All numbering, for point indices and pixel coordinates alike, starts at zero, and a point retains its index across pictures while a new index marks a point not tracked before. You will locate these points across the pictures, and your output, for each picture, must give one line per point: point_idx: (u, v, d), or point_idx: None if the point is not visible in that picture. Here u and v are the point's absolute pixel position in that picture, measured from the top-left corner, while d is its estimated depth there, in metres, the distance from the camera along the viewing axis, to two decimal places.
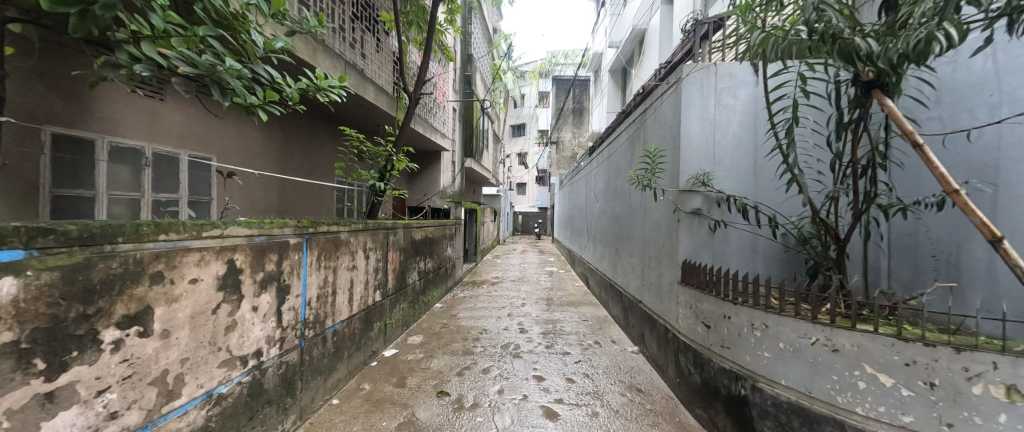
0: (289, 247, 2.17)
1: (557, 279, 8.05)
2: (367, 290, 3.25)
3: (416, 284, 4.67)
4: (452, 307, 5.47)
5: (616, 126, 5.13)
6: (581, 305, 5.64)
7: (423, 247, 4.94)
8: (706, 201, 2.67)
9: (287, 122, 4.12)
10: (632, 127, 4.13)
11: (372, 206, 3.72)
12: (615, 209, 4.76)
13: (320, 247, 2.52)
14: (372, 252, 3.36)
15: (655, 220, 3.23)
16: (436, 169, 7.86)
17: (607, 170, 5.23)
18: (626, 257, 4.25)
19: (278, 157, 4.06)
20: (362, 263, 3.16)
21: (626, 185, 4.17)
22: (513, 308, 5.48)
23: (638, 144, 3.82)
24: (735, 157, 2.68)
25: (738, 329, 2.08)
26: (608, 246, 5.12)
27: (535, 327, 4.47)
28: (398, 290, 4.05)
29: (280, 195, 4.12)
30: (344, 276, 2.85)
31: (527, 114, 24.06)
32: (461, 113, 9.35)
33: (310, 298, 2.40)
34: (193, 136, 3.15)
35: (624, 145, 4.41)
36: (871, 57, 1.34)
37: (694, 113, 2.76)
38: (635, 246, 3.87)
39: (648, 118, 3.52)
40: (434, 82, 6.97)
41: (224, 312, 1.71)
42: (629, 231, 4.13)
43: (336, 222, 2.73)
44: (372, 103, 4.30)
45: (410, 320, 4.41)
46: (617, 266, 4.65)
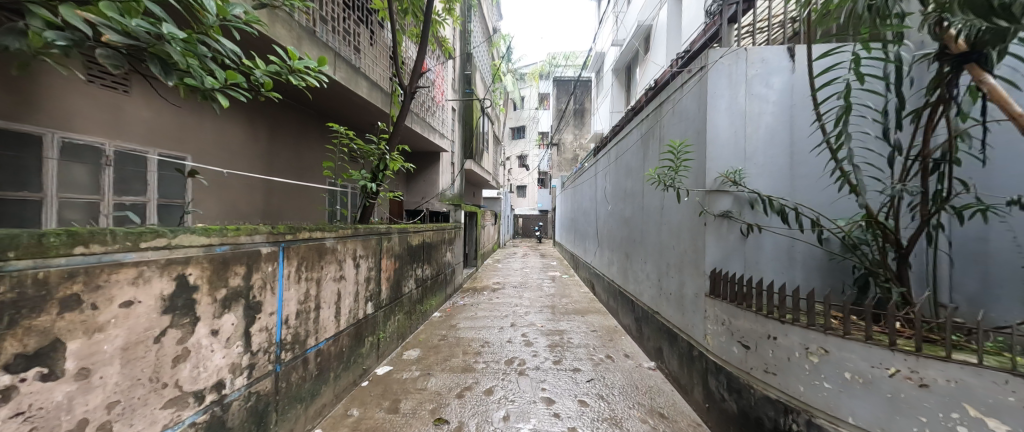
0: (260, 258, 1.87)
1: (561, 284, 7.73)
2: (357, 302, 2.94)
3: (413, 293, 4.36)
4: (451, 316, 5.15)
5: (625, 123, 4.84)
6: (588, 313, 5.32)
7: (420, 253, 4.63)
8: (736, 202, 2.37)
9: (272, 119, 3.83)
10: (645, 124, 3.84)
11: (364, 210, 3.41)
12: (625, 212, 4.45)
13: (302, 256, 2.22)
14: (364, 260, 3.05)
15: (675, 224, 2.92)
16: (435, 171, 7.58)
17: (615, 171, 4.93)
18: (639, 264, 3.94)
19: (264, 158, 3.79)
20: (352, 272, 2.85)
21: (639, 185, 3.87)
22: (516, 317, 5.15)
23: (653, 141, 3.52)
24: (769, 153, 2.38)
25: (786, 352, 1.76)
26: (618, 252, 4.81)
27: (541, 339, 4.15)
28: (393, 300, 3.74)
29: (265, 198, 3.83)
30: (330, 289, 2.54)
31: (527, 116, 23.82)
32: (461, 113, 9.08)
33: (287, 315, 2.08)
34: (164, 133, 2.85)
35: (635, 144, 4.11)
36: (1011, 7, 1.05)
37: (721, 104, 2.46)
38: (650, 252, 3.55)
39: (665, 113, 3.22)
40: (433, 79, 6.69)
41: (171, 340, 1.41)
42: (642, 236, 3.81)
43: (320, 228, 2.43)
44: (366, 100, 4.01)
45: (406, 332, 4.10)
46: (629, 275, 4.33)
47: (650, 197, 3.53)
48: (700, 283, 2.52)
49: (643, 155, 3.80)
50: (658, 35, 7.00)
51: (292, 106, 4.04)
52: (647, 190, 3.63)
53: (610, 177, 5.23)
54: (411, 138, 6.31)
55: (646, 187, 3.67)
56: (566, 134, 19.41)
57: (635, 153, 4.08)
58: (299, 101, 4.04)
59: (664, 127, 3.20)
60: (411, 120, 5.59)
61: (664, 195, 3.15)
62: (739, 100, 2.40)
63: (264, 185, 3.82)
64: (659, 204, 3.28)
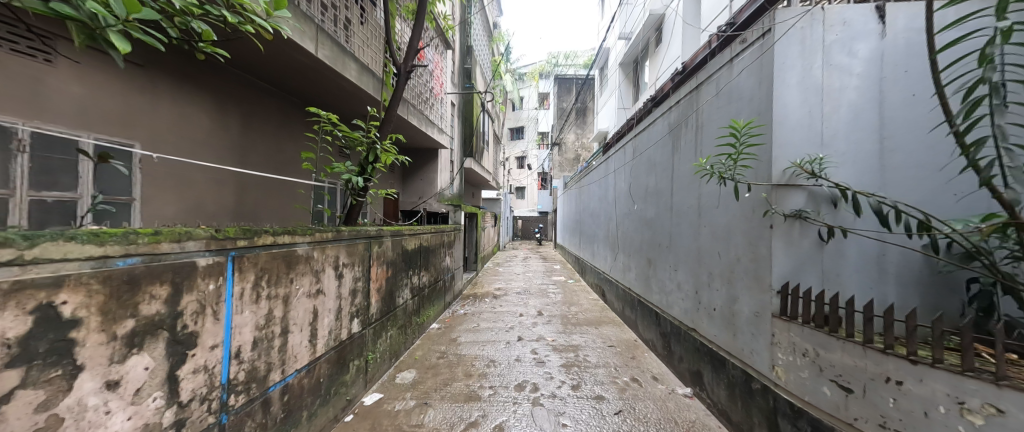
0: (195, 273, 1.36)
1: (568, 291, 7.23)
2: (339, 321, 2.43)
3: (408, 304, 3.86)
4: (451, 329, 4.64)
5: (645, 114, 4.39)
6: (601, 324, 4.82)
7: (416, 259, 4.13)
8: (812, 199, 1.89)
9: (244, 105, 3.34)
10: (673, 112, 3.37)
11: (350, 209, 2.91)
12: (647, 213, 3.97)
13: (262, 267, 1.71)
14: (348, 270, 2.55)
15: (722, 226, 2.44)
16: (433, 169, 7.07)
17: (632, 168, 4.47)
18: (666, 273, 3.45)
19: (236, 149, 3.30)
20: (333, 285, 2.35)
21: (668, 181, 3.40)
22: (523, 328, 4.64)
23: (685, 130, 3.07)
24: (852, 139, 1.89)
25: (923, 405, 1.27)
26: (638, 258, 4.31)
27: (553, 357, 3.65)
28: (385, 314, 3.23)
29: (239, 196, 3.32)
30: (303, 307, 2.03)
31: (526, 116, 23.37)
32: (460, 108, 8.60)
33: (240, 347, 1.58)
34: (104, 115, 2.35)
35: (660, 136, 3.65)
36: None
37: (789, 77, 1.99)
38: (684, 259, 3.06)
39: (704, 97, 2.76)
40: (431, 69, 6.20)
41: (23, 409, 0.90)
42: (672, 241, 3.33)
43: (291, 232, 1.92)
44: (355, 85, 3.54)
45: (400, 350, 3.57)
46: (652, 284, 3.83)
47: (684, 195, 3.06)
48: (761, 300, 2.03)
49: (672, 148, 3.33)
50: (670, 24, 6.56)
51: (269, 90, 3.56)
52: (680, 186, 3.15)
53: (626, 175, 4.76)
54: (407, 132, 5.83)
55: (677, 183, 3.20)
56: (567, 134, 18.96)
57: (660, 147, 3.62)
58: (278, 85, 3.56)
59: (703, 113, 2.74)
60: (406, 111, 5.09)
61: (704, 192, 2.68)
62: (813, 72, 1.93)
63: (235, 180, 3.31)
64: (698, 203, 2.81)
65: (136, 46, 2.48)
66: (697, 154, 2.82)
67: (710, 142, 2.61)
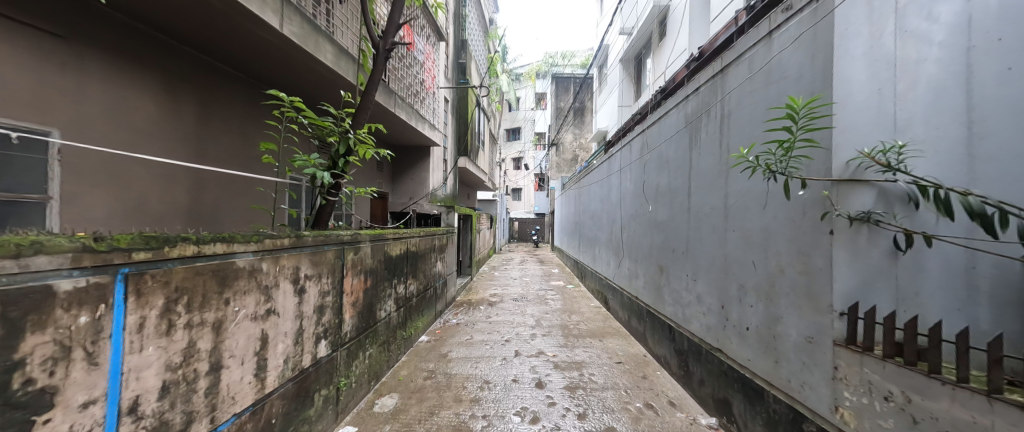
0: (52, 301, 0.94)
1: (568, 297, 6.82)
2: (300, 345, 2.01)
3: (392, 317, 3.43)
4: (441, 342, 4.22)
5: (656, 107, 4.03)
6: (606, 336, 4.41)
7: (402, 266, 3.71)
8: (885, 199, 1.45)
9: (201, 90, 2.92)
10: (689, 103, 3.03)
11: (319, 211, 2.48)
12: (658, 216, 3.60)
13: (176, 287, 1.28)
14: (312, 283, 2.12)
15: (759, 231, 2.06)
16: (425, 168, 6.65)
17: (641, 166, 4.09)
18: (682, 283, 3.07)
19: (192, 140, 2.87)
20: (291, 302, 1.92)
21: (686, 180, 3.01)
22: (521, 341, 4.23)
23: (707, 121, 2.69)
24: (933, 125, 1.37)
25: None
26: (647, 265, 3.92)
27: (555, 377, 3.24)
28: (363, 331, 2.81)
29: (193, 196, 2.89)
30: (244, 335, 1.60)
31: (523, 117, 23.01)
32: (453, 104, 8.21)
33: (138, 399, 1.16)
34: (11, 95, 1.89)
35: (674, 130, 3.29)
36: None
37: (853, 48, 1.59)
38: (705, 268, 2.69)
39: (730, 82, 2.41)
40: (422, 61, 5.80)
41: None
42: (689, 247, 2.95)
43: (226, 239, 1.49)
44: (331, 71, 3.17)
45: (381, 371, 3.14)
46: (665, 294, 3.44)
47: (705, 195, 2.69)
48: (817, 323, 1.65)
49: (689, 143, 2.97)
50: (675, 16, 6.23)
51: (231, 74, 3.14)
52: (699, 185, 2.78)
53: (633, 175, 4.40)
54: (394, 128, 5.40)
55: (696, 181, 2.84)
56: (564, 134, 18.62)
57: (674, 142, 3.26)
58: (242, 69, 3.17)
59: (732, 99, 2.38)
60: (393, 104, 4.68)
61: (734, 190, 2.31)
62: (883, 40, 1.49)
63: (190, 177, 2.88)
64: (725, 204, 2.43)
65: (57, 13, 2.06)
66: (724, 147, 2.46)
67: (742, 134, 2.25)
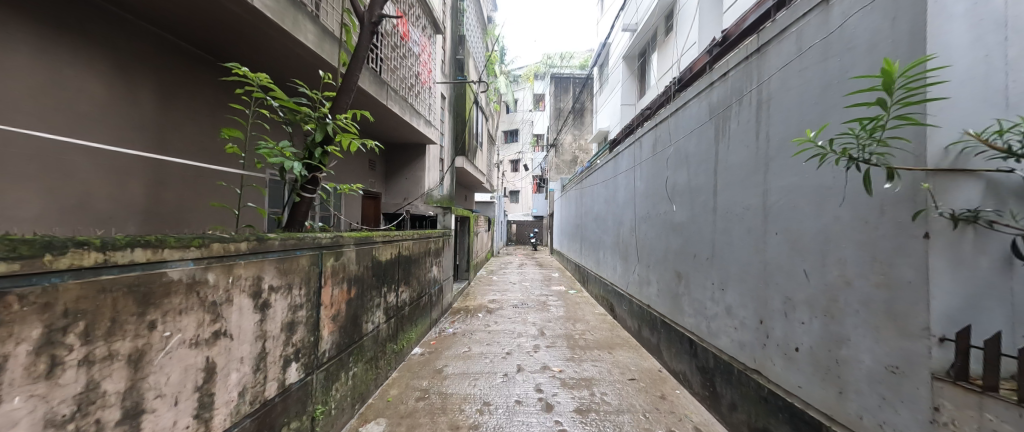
0: None
1: (570, 304, 6.48)
2: (263, 372, 1.65)
3: (380, 329, 3.07)
4: (436, 355, 3.86)
5: (672, 99, 3.72)
6: (615, 348, 4.07)
7: (393, 272, 3.35)
8: (997, 193, 1.14)
9: (160, 72, 2.57)
10: (713, 91, 2.72)
11: (293, 209, 2.12)
12: (676, 218, 3.28)
13: (66, 310, 0.92)
14: (280, 295, 1.76)
15: (813, 235, 1.74)
16: (420, 167, 6.29)
17: (655, 163, 3.77)
18: (705, 293, 2.75)
19: (150, 129, 2.52)
20: (250, 321, 1.56)
21: (712, 176, 2.69)
22: (523, 354, 3.88)
23: (739, 109, 2.36)
24: None
25: None
26: (662, 271, 3.60)
27: (563, 397, 2.90)
28: (345, 349, 2.44)
29: (152, 192, 2.53)
30: (178, 367, 1.24)
31: (521, 118, 22.74)
32: (450, 101, 7.88)
33: None
34: None
35: (694, 123, 2.98)
36: None
37: (953, 3, 1.23)
38: (736, 277, 2.37)
39: (768, 64, 2.10)
40: (417, 53, 5.47)
41: None
42: (714, 252, 2.63)
43: (151, 244, 1.13)
44: (314, 54, 2.85)
45: (367, 392, 2.78)
46: (683, 304, 3.12)
47: (737, 192, 2.38)
48: (904, 350, 1.32)
49: (715, 135, 2.65)
50: (683, 9, 5.95)
51: (198, 56, 2.81)
52: (728, 182, 2.48)
53: (644, 174, 4.09)
54: (387, 123, 5.05)
55: (725, 178, 2.52)
56: (563, 135, 18.34)
57: (695, 137, 2.95)
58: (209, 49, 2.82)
59: (772, 83, 2.06)
60: (386, 97, 4.34)
61: (777, 187, 2.00)
62: None
63: (149, 171, 2.51)
64: (764, 203, 2.11)
65: None
66: (762, 138, 2.14)
67: (787, 121, 1.94)
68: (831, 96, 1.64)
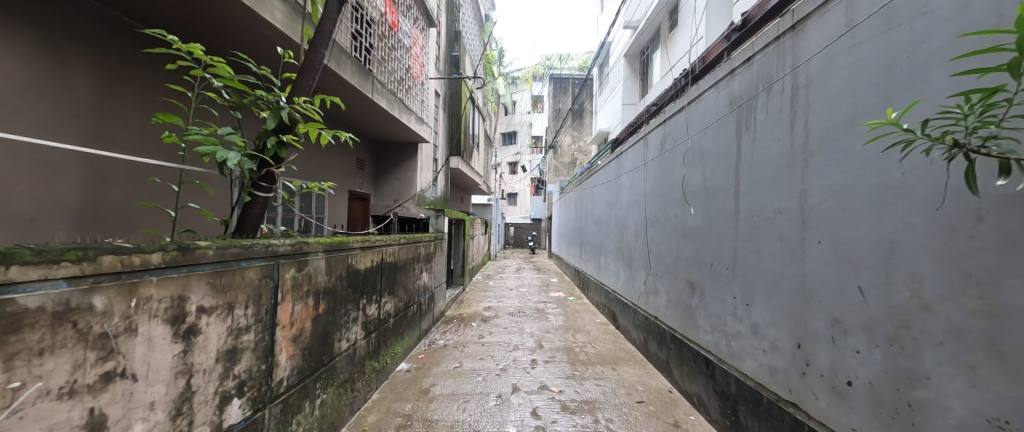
0: None
1: (569, 312, 6.13)
2: (187, 417, 1.30)
3: (358, 347, 2.73)
4: (423, 371, 3.51)
5: (683, 92, 3.40)
6: (619, 364, 3.73)
7: (374, 281, 3.01)
8: None
9: (100, 53, 2.23)
10: (733, 80, 2.41)
11: (244, 211, 1.78)
12: (689, 222, 2.96)
13: None
14: (215, 318, 1.42)
15: (874, 245, 1.41)
16: (411, 167, 5.96)
17: (664, 162, 3.46)
18: (725, 307, 2.42)
19: (88, 118, 2.18)
20: (167, 354, 1.22)
21: (734, 175, 2.36)
22: (519, 371, 3.54)
23: (769, 97, 2.04)
24: None
25: None
26: (673, 280, 3.27)
27: (564, 426, 2.55)
28: (311, 374, 2.10)
29: (88, 191, 2.18)
30: (37, 428, 0.90)
31: (518, 120, 22.45)
32: (444, 99, 7.56)
33: None
34: None
35: (710, 116, 2.67)
36: None
37: None
38: (764, 291, 2.05)
39: (806, 44, 1.78)
40: (408, 45, 5.14)
41: None
42: (737, 261, 2.31)
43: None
44: (282, 35, 2.53)
45: (339, 420, 2.43)
46: (697, 318, 2.79)
47: (764, 194, 2.06)
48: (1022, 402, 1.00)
49: (737, 129, 2.34)
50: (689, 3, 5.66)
51: (149, 36, 2.48)
52: (754, 181, 2.16)
53: (652, 173, 3.77)
54: (375, 120, 4.72)
55: (749, 177, 2.21)
56: (562, 137, 18.05)
57: (712, 132, 2.64)
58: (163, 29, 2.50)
59: (811, 65, 1.75)
60: (372, 89, 4.01)
61: (819, 188, 1.68)
62: None
63: (86, 166, 2.17)
64: (800, 205, 1.80)
65: None
66: (797, 130, 1.83)
67: (833, 108, 1.62)
68: (900, 73, 1.32)
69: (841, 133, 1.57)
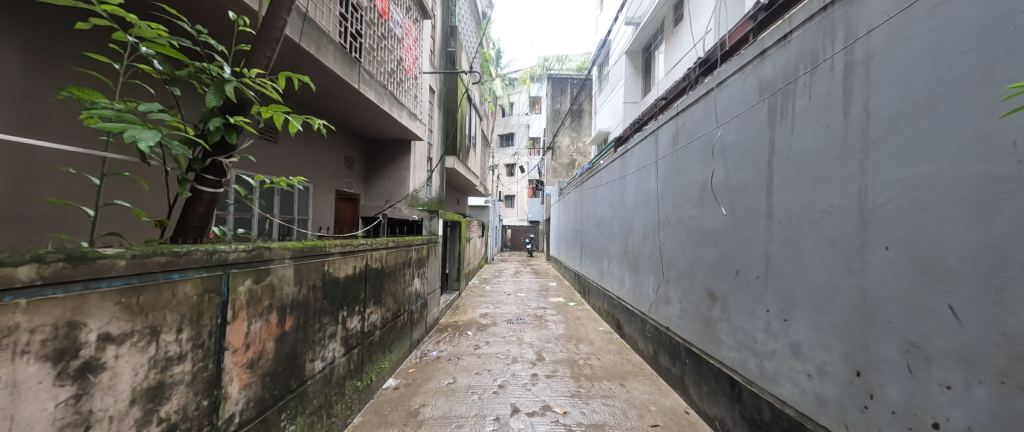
0: None
1: (570, 319, 5.82)
2: None
3: (336, 365, 2.39)
4: (413, 389, 3.17)
5: (698, 83, 3.11)
6: (627, 379, 3.41)
7: (356, 290, 2.68)
8: None
9: (29, 27, 1.92)
10: (764, 64, 2.12)
11: (186, 211, 1.46)
12: (709, 224, 2.66)
13: None
14: (131, 348, 1.10)
15: (973, 253, 1.11)
16: (404, 166, 5.64)
17: (678, 159, 3.16)
18: (756, 322, 2.12)
19: (14, 98, 1.86)
20: (45, 403, 0.90)
21: (767, 170, 2.07)
22: (518, 388, 3.22)
23: (813, 78, 1.75)
24: None
25: None
26: (688, 288, 2.97)
27: None
28: (273, 405, 1.76)
29: (16, 187, 1.86)
30: None
31: (516, 121, 22.18)
32: (439, 95, 7.24)
33: None
34: None
35: (735, 105, 2.38)
36: None
37: None
38: (809, 305, 1.74)
39: (863, 12, 1.49)
40: (400, 35, 4.83)
41: None
42: (771, 269, 2.01)
43: None
44: (249, 9, 2.22)
45: None
46: (720, 332, 2.49)
47: (808, 191, 1.76)
48: None
49: (770, 119, 2.05)
50: None
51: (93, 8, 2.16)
52: (793, 178, 1.87)
53: (663, 172, 3.47)
54: (363, 114, 4.39)
55: (786, 173, 1.91)
56: (560, 138, 17.80)
57: (737, 124, 2.34)
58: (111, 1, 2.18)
59: (872, 36, 1.46)
60: (359, 80, 3.69)
61: (885, 183, 1.39)
62: None
63: (10, 156, 1.84)
64: (858, 205, 1.50)
65: None
66: (852, 116, 1.54)
67: (905, 85, 1.32)
68: (1013, 34, 1.03)
69: (918, 116, 1.28)
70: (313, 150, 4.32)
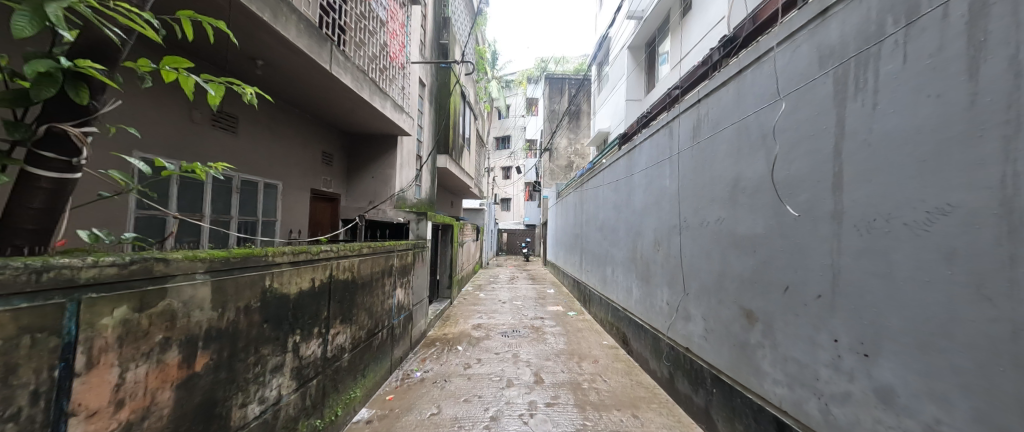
0: None
1: (571, 331, 5.34)
2: None
3: (283, 406, 1.89)
4: (388, 423, 2.67)
5: (724, 64, 2.67)
6: (640, 407, 2.94)
7: (313, 309, 2.17)
8: None
9: None
10: (825, 27, 1.68)
11: (12, 207, 0.95)
12: (745, 228, 2.20)
13: None
14: None
15: None
16: (390, 163, 5.14)
17: (702, 153, 2.71)
18: (819, 355, 1.66)
19: None
20: None
21: (834, 160, 1.61)
22: (512, 420, 2.74)
23: (911, 33, 1.30)
24: None
25: None
26: (716, 305, 2.50)
27: None
28: None
29: None
30: None
31: (512, 123, 21.74)
32: (431, 90, 6.79)
33: None
34: None
35: (782, 84, 1.93)
36: None
37: None
38: (911, 340, 1.28)
39: None
40: (384, 18, 4.37)
41: None
42: (841, 288, 1.55)
43: None
44: None
45: None
46: (763, 361, 2.02)
47: (904, 185, 1.31)
48: None
49: (838, 95, 1.60)
50: None
51: None
52: (876, 169, 1.42)
53: (682, 168, 3.02)
54: (341, 103, 3.90)
55: (865, 162, 1.46)
56: (558, 139, 17.38)
57: (787, 105, 1.89)
58: None
59: None
60: (334, 61, 3.22)
61: None
62: None
63: None
64: (998, 203, 1.05)
65: None
66: (985, 77, 1.09)
67: None
68: None
69: None
70: (283, 143, 3.83)
